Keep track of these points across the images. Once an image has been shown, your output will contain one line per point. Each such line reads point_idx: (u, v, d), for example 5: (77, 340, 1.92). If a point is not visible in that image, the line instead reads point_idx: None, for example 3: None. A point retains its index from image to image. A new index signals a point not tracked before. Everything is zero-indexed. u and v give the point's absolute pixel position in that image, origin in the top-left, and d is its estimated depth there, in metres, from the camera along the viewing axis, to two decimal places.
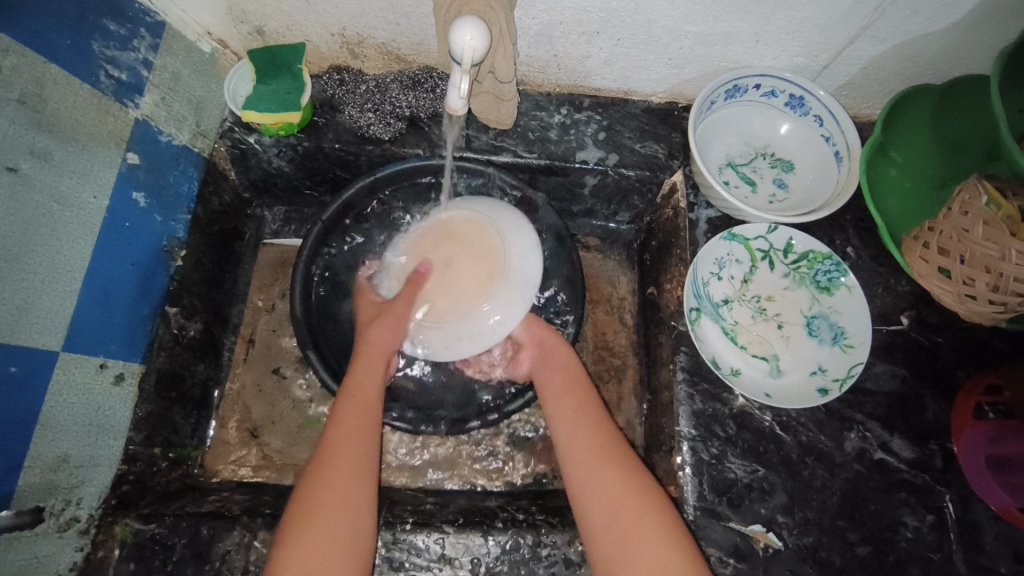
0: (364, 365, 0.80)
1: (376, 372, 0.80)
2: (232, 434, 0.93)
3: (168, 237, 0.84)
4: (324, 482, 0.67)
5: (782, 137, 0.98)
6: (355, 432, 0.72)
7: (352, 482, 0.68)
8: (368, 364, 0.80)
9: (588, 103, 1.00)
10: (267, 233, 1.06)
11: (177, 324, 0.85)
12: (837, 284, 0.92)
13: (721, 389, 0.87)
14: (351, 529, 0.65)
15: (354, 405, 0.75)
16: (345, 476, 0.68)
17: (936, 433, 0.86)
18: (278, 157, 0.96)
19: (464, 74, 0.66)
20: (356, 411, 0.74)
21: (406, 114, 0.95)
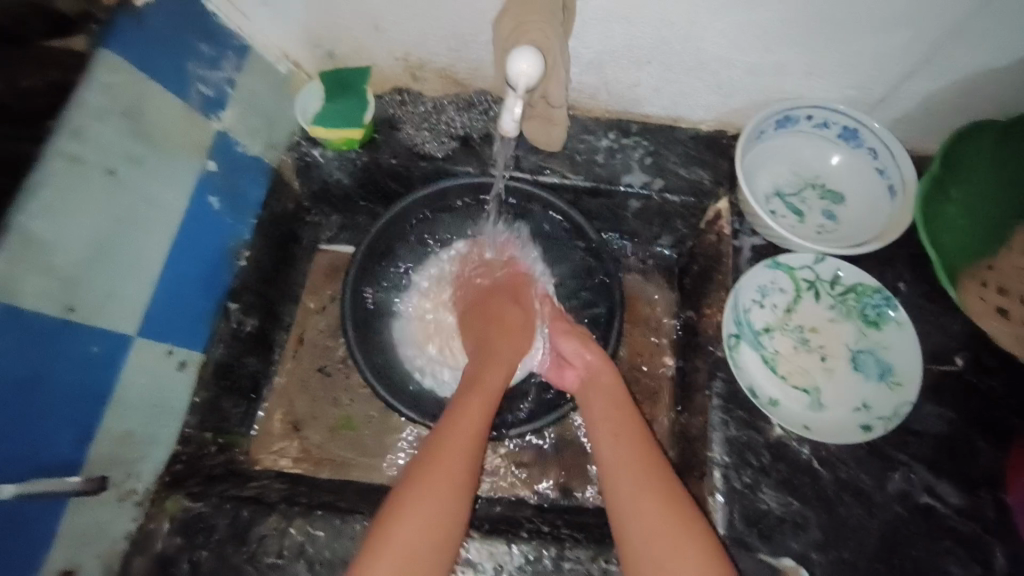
0: (491, 368, 0.84)
1: (502, 376, 0.84)
2: (276, 425, 0.98)
3: (236, 239, 0.91)
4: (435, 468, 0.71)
5: (833, 168, 0.97)
6: (468, 428, 0.75)
7: (461, 475, 0.71)
8: (495, 368, 0.85)
9: (636, 129, 1.02)
10: (323, 240, 1.13)
11: (236, 319, 0.91)
12: (886, 318, 0.89)
13: (758, 418, 0.85)
14: (450, 520, 0.68)
15: (478, 401, 0.79)
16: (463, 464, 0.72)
17: (989, 482, 0.81)
18: (338, 170, 1.02)
19: (517, 98, 0.70)
20: (476, 406, 0.78)
21: (459, 134, 0.99)
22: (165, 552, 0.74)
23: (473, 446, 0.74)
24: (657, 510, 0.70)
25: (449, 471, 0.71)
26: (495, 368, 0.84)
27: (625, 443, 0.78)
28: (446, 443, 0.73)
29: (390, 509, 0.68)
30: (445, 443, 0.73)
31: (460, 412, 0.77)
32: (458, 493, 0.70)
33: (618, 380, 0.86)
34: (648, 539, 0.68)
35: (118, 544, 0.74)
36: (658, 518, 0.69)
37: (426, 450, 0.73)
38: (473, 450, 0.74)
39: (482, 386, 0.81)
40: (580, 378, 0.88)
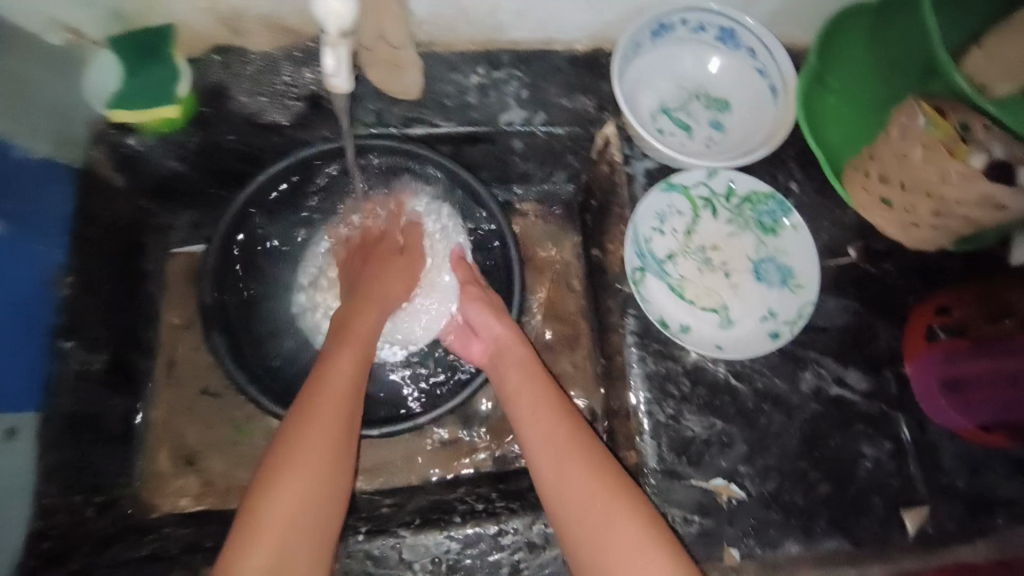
0: (362, 312, 0.78)
1: (374, 319, 0.79)
2: (165, 465, 0.88)
3: (48, 264, 0.74)
4: (311, 416, 0.65)
5: (716, 75, 0.92)
6: (343, 383, 0.69)
7: (338, 434, 0.65)
8: (365, 312, 0.78)
9: (508, 60, 0.90)
10: (174, 242, 0.96)
11: (80, 359, 0.77)
12: (781, 223, 0.89)
13: (674, 347, 0.84)
14: (324, 493, 0.61)
15: (348, 348, 0.73)
16: (330, 420, 0.65)
17: (890, 360, 0.85)
18: (169, 159, 0.86)
19: (331, 43, 0.57)
20: (348, 355, 0.72)
21: (306, 93, 0.84)
22: None
23: (339, 397, 0.68)
24: (585, 480, 0.68)
25: (306, 439, 0.63)
26: (360, 315, 0.77)
27: (544, 417, 0.75)
28: (313, 404, 0.66)
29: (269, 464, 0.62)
30: (310, 400, 0.67)
31: (325, 368, 0.70)
32: (340, 448, 0.64)
33: (529, 351, 0.82)
34: (580, 516, 0.66)
35: None
36: (590, 486, 0.68)
37: (296, 410, 0.66)
38: (345, 411, 0.67)
39: (352, 332, 0.75)
40: (489, 351, 0.85)
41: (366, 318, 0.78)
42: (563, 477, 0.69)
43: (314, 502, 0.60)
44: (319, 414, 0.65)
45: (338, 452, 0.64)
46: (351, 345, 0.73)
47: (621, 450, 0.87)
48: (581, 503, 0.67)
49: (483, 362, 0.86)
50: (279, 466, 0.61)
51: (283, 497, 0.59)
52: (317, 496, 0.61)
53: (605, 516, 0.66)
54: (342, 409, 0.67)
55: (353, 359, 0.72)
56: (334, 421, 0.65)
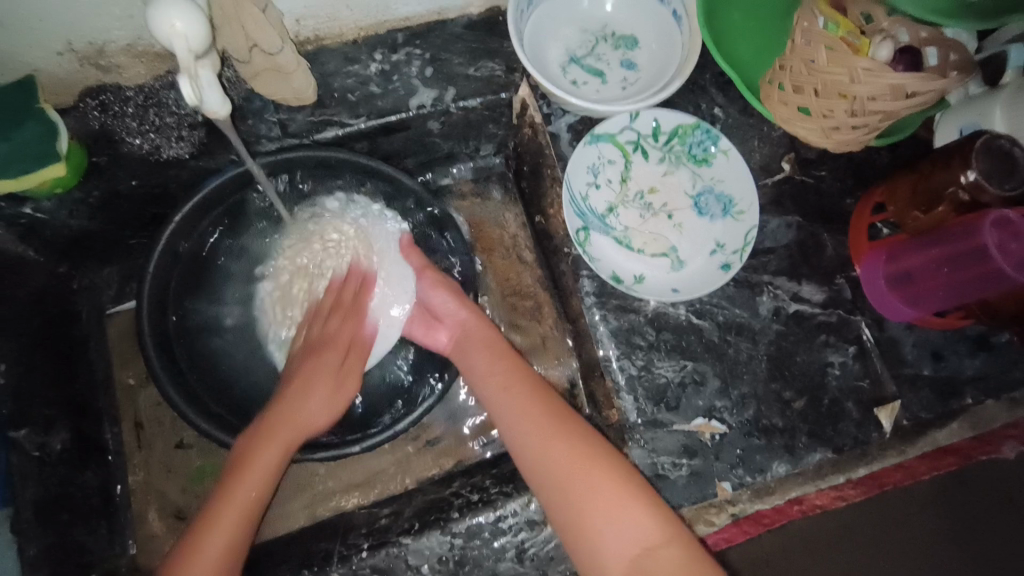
0: (344, 324, 0.83)
1: (304, 412, 0.78)
2: (157, 525, 0.87)
3: None
4: (198, 547, 0.66)
5: (618, 12, 0.89)
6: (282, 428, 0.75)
7: (236, 530, 0.68)
8: (300, 397, 0.78)
9: (402, 38, 0.87)
10: (109, 302, 0.93)
11: (36, 442, 0.74)
12: (712, 152, 0.87)
13: (630, 299, 0.84)
14: (231, 567, 0.66)
15: (272, 444, 0.73)
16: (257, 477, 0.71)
17: (841, 267, 0.86)
18: (74, 217, 0.81)
19: (184, 70, 0.54)
20: (271, 456, 0.73)
21: (200, 120, 0.80)
22: None
23: (236, 516, 0.69)
24: (564, 450, 0.69)
25: (224, 525, 0.68)
26: (290, 397, 0.78)
27: (517, 395, 0.75)
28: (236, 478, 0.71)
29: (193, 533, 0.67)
30: (226, 494, 0.70)
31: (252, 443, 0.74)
32: (226, 559, 0.66)
33: (494, 333, 0.82)
34: (563, 482, 0.67)
35: None
36: (569, 455, 0.68)
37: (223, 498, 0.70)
38: (242, 521, 0.69)
39: (274, 425, 0.75)
40: (455, 337, 0.83)
41: (294, 412, 0.77)
42: (546, 443, 0.70)
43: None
44: (215, 532, 0.67)
45: (225, 559, 0.66)
46: (276, 441, 0.74)
47: (601, 409, 0.88)
48: (564, 470, 0.67)
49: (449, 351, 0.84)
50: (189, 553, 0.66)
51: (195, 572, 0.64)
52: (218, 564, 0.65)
53: (587, 474, 0.66)
54: (241, 523, 0.69)
55: (274, 460, 0.73)
56: (245, 504, 0.70)
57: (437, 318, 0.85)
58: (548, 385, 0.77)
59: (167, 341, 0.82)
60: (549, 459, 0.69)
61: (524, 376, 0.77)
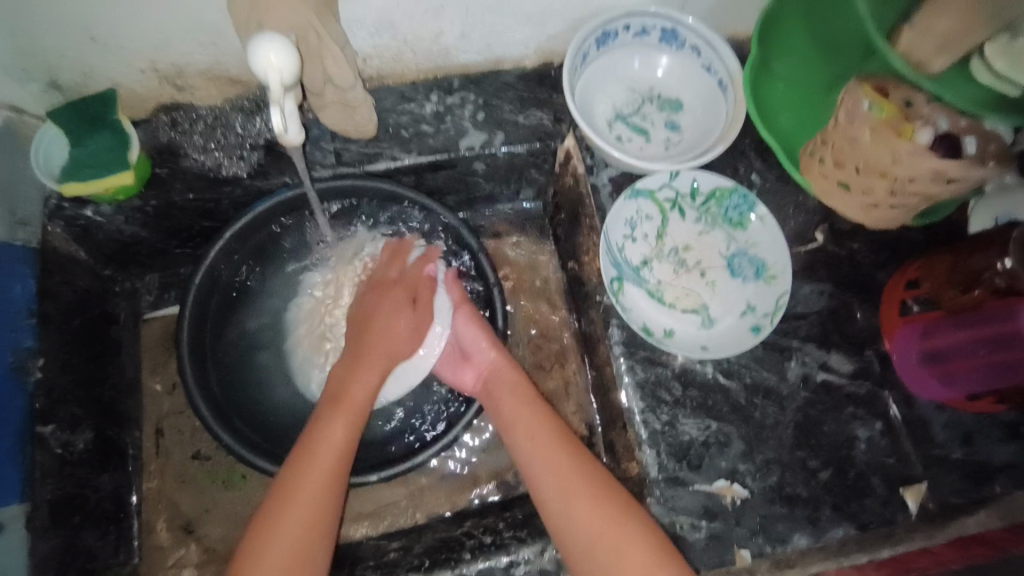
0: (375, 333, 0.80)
1: (367, 385, 0.77)
2: (163, 535, 0.86)
3: (14, 353, 0.73)
4: (278, 526, 0.65)
5: (665, 76, 0.93)
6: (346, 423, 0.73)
7: (322, 494, 0.68)
8: (364, 369, 0.77)
9: (458, 84, 0.91)
10: (146, 307, 0.94)
11: (61, 440, 0.75)
12: (748, 217, 0.90)
13: (659, 351, 0.84)
14: (312, 551, 0.66)
15: (315, 467, 0.69)
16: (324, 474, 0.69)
17: (871, 338, 0.86)
18: (129, 223, 0.84)
19: (276, 103, 0.58)
20: (338, 430, 0.72)
21: (261, 142, 0.84)
22: None
23: (300, 526, 0.66)
24: (586, 514, 0.67)
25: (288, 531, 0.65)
26: (359, 372, 0.77)
27: (542, 447, 0.74)
28: (300, 465, 0.69)
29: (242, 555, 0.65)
30: (281, 484, 0.68)
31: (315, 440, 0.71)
32: (310, 527, 0.66)
33: (519, 380, 0.81)
34: (588, 543, 0.66)
35: None
36: (591, 518, 0.67)
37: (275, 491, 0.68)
38: (328, 489, 0.69)
39: (365, 337, 0.80)
40: (482, 379, 0.83)
41: (362, 380, 0.77)
42: (571, 504, 0.68)
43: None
44: (280, 532, 0.65)
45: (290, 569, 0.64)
46: (340, 416, 0.73)
47: (621, 461, 0.87)
48: (587, 533, 0.67)
49: (475, 392, 0.84)
50: (262, 529, 0.66)
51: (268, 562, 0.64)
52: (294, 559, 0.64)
53: (615, 537, 0.65)
54: (328, 486, 0.69)
55: (344, 434, 0.72)
56: (326, 472, 0.69)
57: (467, 359, 0.84)
58: (573, 436, 0.76)
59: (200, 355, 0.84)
60: (573, 520, 0.67)
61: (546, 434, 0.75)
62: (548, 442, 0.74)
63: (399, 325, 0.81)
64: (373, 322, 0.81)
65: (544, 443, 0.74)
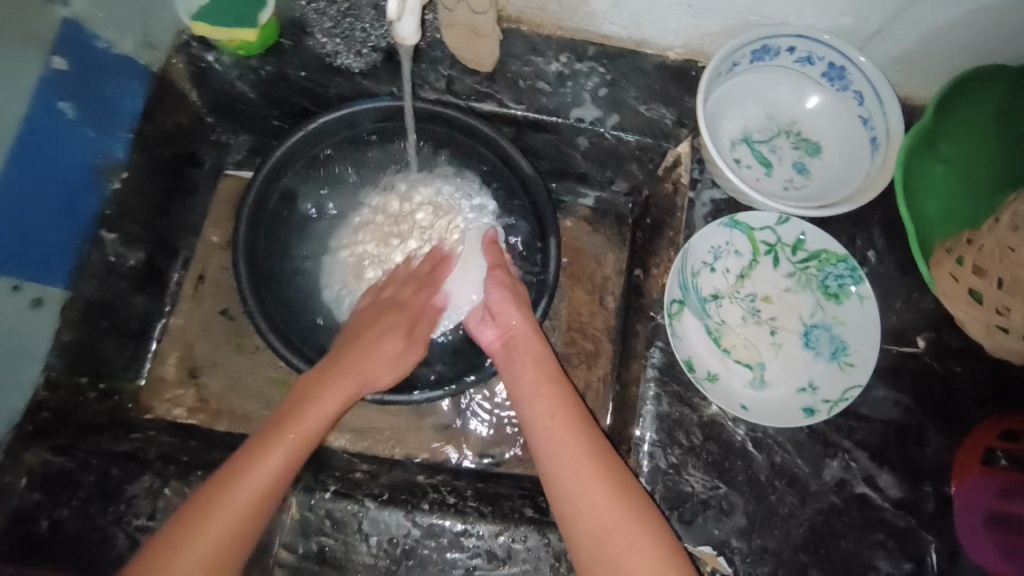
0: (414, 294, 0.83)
1: (343, 395, 0.72)
2: (170, 371, 0.90)
3: (104, 156, 0.77)
4: (199, 532, 0.58)
5: (813, 114, 0.84)
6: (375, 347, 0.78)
7: (314, 435, 0.68)
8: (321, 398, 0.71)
9: (593, 52, 0.86)
10: (230, 164, 0.99)
11: (115, 252, 0.80)
12: (847, 291, 0.80)
13: (693, 393, 0.77)
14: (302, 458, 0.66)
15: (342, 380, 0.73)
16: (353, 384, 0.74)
17: (934, 472, 0.75)
18: (241, 81, 0.87)
19: None
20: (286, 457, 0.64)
21: (383, 46, 0.84)
22: (23, 509, 0.67)
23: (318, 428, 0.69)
24: (599, 501, 0.63)
25: (296, 434, 0.67)
26: (324, 397, 0.70)
27: (562, 426, 0.70)
28: (239, 475, 0.62)
29: (242, 453, 0.64)
30: (224, 488, 0.61)
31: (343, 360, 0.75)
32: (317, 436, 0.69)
33: (543, 352, 0.77)
34: (598, 535, 0.62)
35: None
36: (607, 506, 0.63)
37: (208, 490, 0.61)
38: (267, 487, 0.62)
39: (380, 319, 0.80)
40: (504, 339, 0.80)
41: (404, 317, 0.81)
42: (579, 493, 0.64)
43: (252, 505, 0.61)
44: (201, 535, 0.58)
45: (283, 473, 0.64)
46: (291, 440, 0.65)
47: None
48: (598, 522, 0.62)
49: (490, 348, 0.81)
50: (210, 496, 0.61)
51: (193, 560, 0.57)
52: (286, 464, 0.64)
53: (627, 535, 0.61)
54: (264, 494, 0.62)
55: (285, 457, 0.64)
56: (259, 491, 0.62)
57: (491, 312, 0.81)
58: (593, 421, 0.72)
59: (257, 227, 0.86)
60: (579, 508, 0.64)
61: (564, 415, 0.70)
62: (566, 425, 0.70)
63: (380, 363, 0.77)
64: (352, 352, 0.76)
65: (563, 426, 0.70)
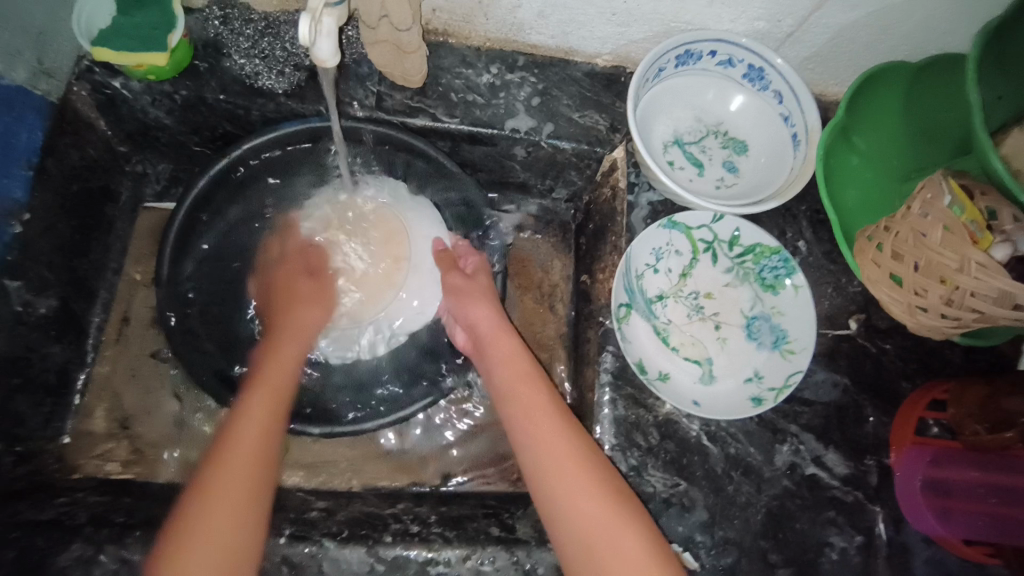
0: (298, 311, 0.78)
1: (284, 362, 0.72)
2: (97, 424, 0.83)
3: (1, 199, 0.70)
4: (188, 541, 0.56)
5: (738, 114, 0.87)
6: (261, 407, 0.66)
7: (252, 458, 0.62)
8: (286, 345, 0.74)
9: (522, 62, 0.87)
10: (149, 196, 0.93)
11: (22, 300, 0.73)
12: (783, 282, 0.83)
13: (647, 394, 0.78)
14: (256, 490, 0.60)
15: (256, 399, 0.67)
16: (268, 398, 0.67)
17: (873, 447, 0.79)
18: (154, 107, 0.81)
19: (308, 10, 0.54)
20: (258, 396, 0.67)
21: (306, 65, 0.81)
22: None
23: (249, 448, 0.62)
24: (588, 504, 0.62)
25: (232, 457, 0.61)
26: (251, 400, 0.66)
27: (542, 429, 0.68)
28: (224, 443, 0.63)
29: (184, 510, 0.59)
30: (180, 525, 0.57)
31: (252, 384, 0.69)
32: (258, 454, 0.62)
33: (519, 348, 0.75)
34: (586, 545, 0.60)
35: None
36: (591, 511, 0.62)
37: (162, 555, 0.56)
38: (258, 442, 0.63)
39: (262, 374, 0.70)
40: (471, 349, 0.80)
41: (296, 320, 0.77)
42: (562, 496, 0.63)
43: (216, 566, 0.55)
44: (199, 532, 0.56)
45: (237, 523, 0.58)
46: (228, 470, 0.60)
47: None
48: (585, 532, 0.61)
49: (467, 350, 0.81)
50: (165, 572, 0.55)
51: (202, 543, 0.56)
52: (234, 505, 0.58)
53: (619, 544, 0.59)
54: (247, 481, 0.60)
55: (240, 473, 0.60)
56: (249, 454, 0.62)
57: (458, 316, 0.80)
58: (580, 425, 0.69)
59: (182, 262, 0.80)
60: (568, 514, 0.62)
61: (540, 419, 0.68)
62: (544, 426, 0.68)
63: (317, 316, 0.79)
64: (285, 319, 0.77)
65: (543, 427, 0.68)
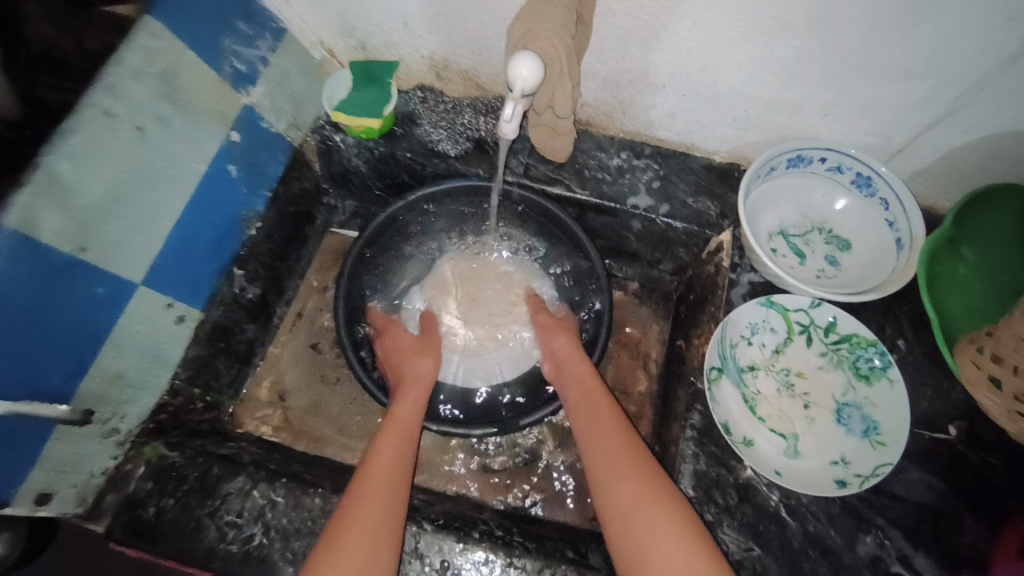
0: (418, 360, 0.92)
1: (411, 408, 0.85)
2: (263, 393, 1.03)
3: (247, 208, 0.95)
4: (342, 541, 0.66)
5: (843, 215, 0.95)
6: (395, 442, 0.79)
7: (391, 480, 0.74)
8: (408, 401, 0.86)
9: (648, 151, 1.02)
10: (335, 223, 1.18)
11: (240, 285, 0.96)
12: (878, 374, 0.86)
13: (730, 455, 0.83)
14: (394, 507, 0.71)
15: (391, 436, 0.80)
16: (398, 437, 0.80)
17: (969, 560, 0.77)
18: (357, 157, 1.06)
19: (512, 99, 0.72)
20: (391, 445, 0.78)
21: (474, 137, 1.02)
22: (136, 494, 0.78)
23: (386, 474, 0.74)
24: (631, 492, 0.71)
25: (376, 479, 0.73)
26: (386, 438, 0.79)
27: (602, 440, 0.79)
28: (365, 485, 0.73)
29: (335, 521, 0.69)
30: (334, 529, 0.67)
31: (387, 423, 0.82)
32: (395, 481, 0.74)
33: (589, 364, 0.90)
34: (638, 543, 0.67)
35: (93, 480, 0.78)
36: (634, 496, 0.71)
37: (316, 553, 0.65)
38: (391, 489, 0.73)
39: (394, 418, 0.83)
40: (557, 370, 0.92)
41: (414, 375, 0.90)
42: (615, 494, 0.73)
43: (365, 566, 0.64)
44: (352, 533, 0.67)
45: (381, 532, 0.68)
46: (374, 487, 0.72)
47: None
48: (636, 529, 0.68)
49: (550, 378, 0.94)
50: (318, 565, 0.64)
51: (357, 540, 0.66)
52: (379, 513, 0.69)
53: (670, 542, 0.66)
54: (387, 500, 0.71)
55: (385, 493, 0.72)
56: (388, 477, 0.74)
57: (544, 347, 0.96)
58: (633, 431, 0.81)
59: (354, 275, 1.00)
60: (620, 516, 0.71)
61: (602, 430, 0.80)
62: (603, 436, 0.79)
63: (428, 364, 0.92)
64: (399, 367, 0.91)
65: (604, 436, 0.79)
